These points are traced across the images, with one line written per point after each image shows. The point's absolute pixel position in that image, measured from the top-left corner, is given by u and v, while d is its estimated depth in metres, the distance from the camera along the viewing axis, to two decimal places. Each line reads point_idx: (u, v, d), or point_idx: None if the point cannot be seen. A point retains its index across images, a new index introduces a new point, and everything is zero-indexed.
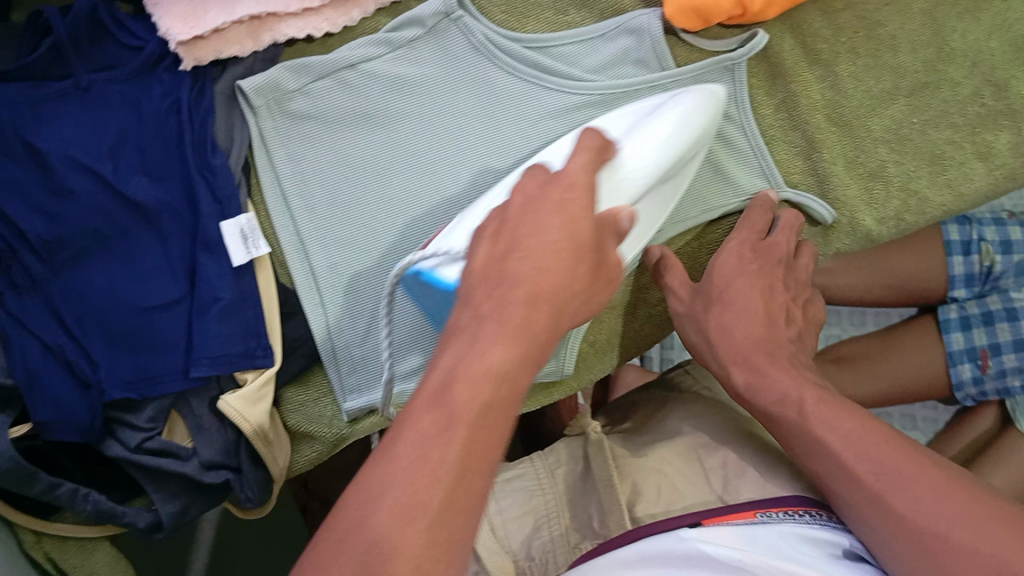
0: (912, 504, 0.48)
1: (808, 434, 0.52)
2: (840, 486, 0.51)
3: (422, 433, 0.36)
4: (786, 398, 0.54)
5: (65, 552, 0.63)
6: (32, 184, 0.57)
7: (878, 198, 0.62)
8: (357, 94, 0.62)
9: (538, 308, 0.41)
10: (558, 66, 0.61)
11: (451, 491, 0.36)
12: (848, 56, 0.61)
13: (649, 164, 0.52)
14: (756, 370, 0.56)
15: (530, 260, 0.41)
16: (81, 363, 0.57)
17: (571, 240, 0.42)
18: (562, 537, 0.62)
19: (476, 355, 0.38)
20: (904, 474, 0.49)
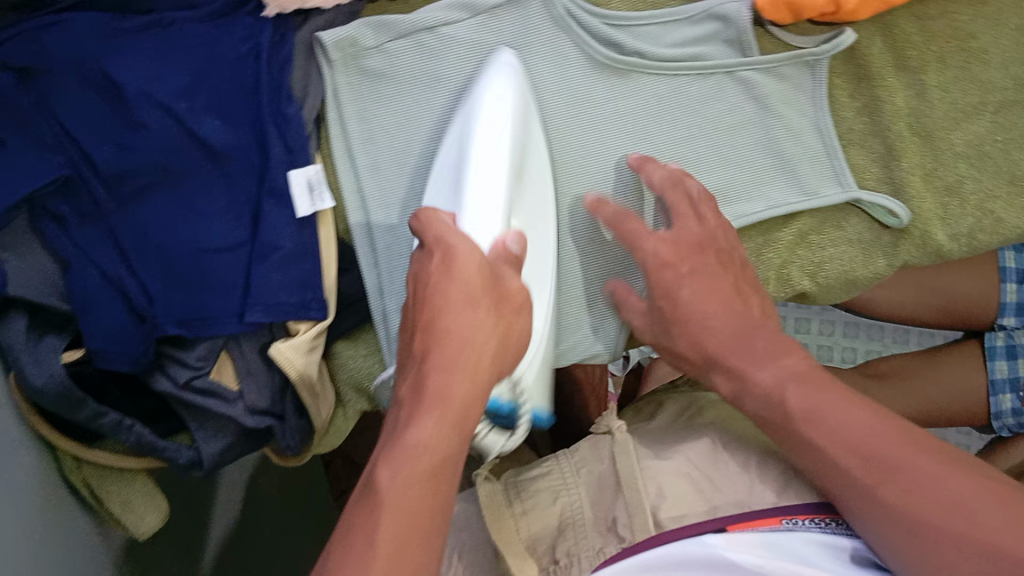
0: (933, 506, 0.46)
1: (807, 437, 0.50)
2: (847, 488, 0.49)
3: (363, 529, 0.41)
4: (771, 399, 0.51)
5: (103, 479, 0.64)
6: (104, 112, 0.56)
7: (952, 214, 0.60)
8: (430, 56, 0.62)
9: (458, 375, 0.44)
10: (641, 47, 0.60)
11: (390, 568, 0.40)
12: (937, 65, 0.60)
13: (497, 173, 0.53)
14: (742, 365, 0.53)
15: (442, 329, 0.45)
16: (138, 296, 0.57)
17: (465, 295, 0.45)
18: (584, 541, 0.59)
19: (405, 435, 0.42)
20: (917, 470, 0.47)
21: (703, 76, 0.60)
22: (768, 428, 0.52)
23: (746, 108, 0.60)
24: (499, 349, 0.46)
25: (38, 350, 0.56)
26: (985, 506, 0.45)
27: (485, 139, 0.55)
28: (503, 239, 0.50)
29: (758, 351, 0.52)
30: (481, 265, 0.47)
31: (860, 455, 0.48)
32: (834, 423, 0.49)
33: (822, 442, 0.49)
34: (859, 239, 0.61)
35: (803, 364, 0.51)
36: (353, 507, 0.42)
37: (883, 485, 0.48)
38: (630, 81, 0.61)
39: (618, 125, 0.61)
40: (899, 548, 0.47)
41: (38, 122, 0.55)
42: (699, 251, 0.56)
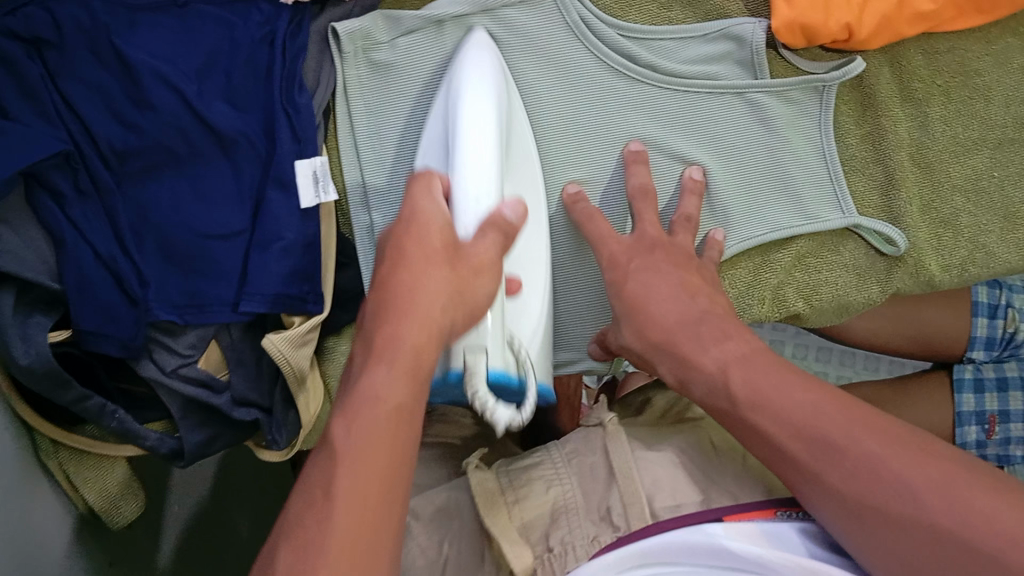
0: (877, 487, 0.44)
1: (748, 427, 0.50)
2: (797, 471, 0.47)
3: (321, 477, 0.39)
4: (715, 383, 0.51)
5: (82, 466, 0.62)
6: (113, 86, 0.56)
7: (946, 245, 0.62)
8: (440, 53, 0.62)
9: (411, 324, 0.42)
10: (653, 59, 0.60)
11: (360, 517, 0.38)
12: (941, 99, 0.62)
13: (487, 141, 0.52)
14: (683, 360, 0.53)
15: (404, 279, 0.43)
16: (130, 279, 0.56)
17: (422, 252, 0.45)
18: (578, 529, 0.58)
19: (368, 382, 0.41)
20: (858, 451, 0.45)
21: (714, 95, 0.61)
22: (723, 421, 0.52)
23: (753, 129, 0.61)
24: (455, 302, 0.44)
25: (27, 328, 0.55)
26: (928, 489, 0.43)
27: (474, 103, 0.54)
28: (500, 207, 0.50)
29: (700, 335, 0.52)
30: (439, 223, 0.46)
31: (806, 437, 0.47)
32: (778, 406, 0.48)
33: (769, 425, 0.48)
34: (855, 264, 0.62)
35: (745, 348, 0.51)
36: (309, 464, 0.41)
37: (829, 466, 0.46)
38: (642, 92, 0.61)
39: (627, 135, 0.61)
40: (848, 529, 0.46)
41: (42, 94, 0.54)
42: (649, 250, 0.58)
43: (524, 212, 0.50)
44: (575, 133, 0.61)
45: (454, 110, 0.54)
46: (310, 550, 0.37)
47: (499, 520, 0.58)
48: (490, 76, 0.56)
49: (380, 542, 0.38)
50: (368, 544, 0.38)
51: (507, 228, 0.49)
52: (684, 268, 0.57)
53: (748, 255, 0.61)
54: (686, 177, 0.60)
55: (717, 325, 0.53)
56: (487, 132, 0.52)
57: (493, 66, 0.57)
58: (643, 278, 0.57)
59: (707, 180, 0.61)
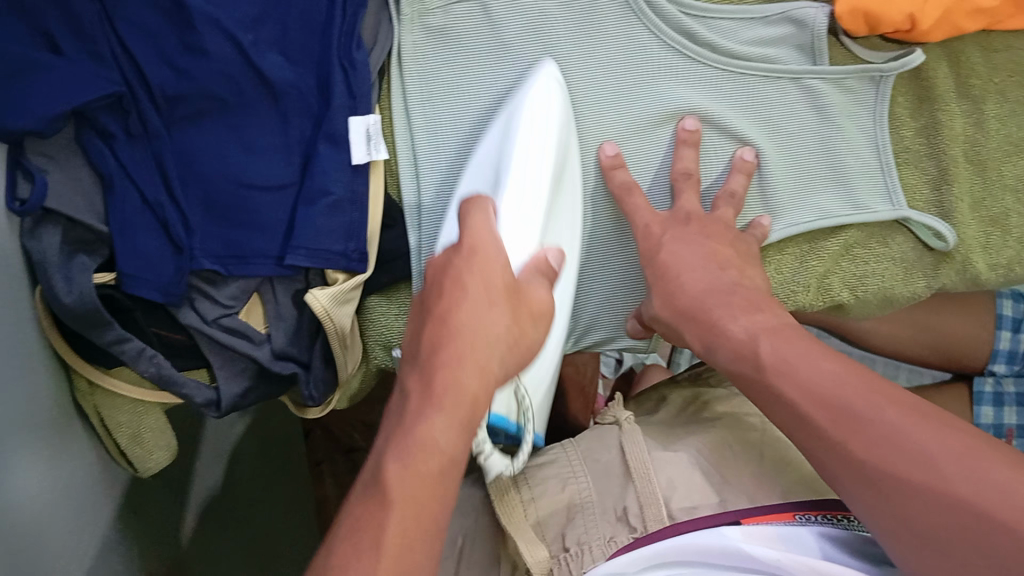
0: (901, 458, 0.43)
1: (766, 391, 0.49)
2: (821, 445, 0.46)
3: (369, 517, 0.40)
4: (744, 352, 0.51)
5: (116, 408, 0.62)
6: (171, 32, 0.55)
7: (994, 244, 0.62)
8: (486, 29, 0.61)
9: (469, 368, 0.43)
10: (712, 38, 0.60)
11: (395, 557, 0.39)
12: (997, 97, 0.61)
13: (534, 181, 0.55)
14: (711, 326, 0.54)
15: (471, 312, 0.44)
16: (177, 226, 0.56)
17: (483, 284, 0.45)
18: (595, 529, 0.58)
19: (422, 421, 0.41)
20: (880, 420, 0.44)
21: (770, 79, 0.61)
22: (743, 385, 0.51)
23: (807, 116, 0.61)
24: (514, 348, 0.45)
25: (70, 269, 0.55)
26: (946, 454, 0.42)
27: (527, 140, 0.56)
28: (543, 255, 0.51)
29: (732, 304, 0.53)
30: (501, 265, 0.46)
31: (827, 415, 0.46)
32: (803, 375, 0.48)
33: (781, 404, 0.48)
34: (902, 257, 0.62)
35: (774, 321, 0.52)
36: (364, 489, 0.42)
37: (851, 438, 0.45)
38: (696, 72, 0.61)
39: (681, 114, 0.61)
40: (875, 513, 0.45)
41: (99, 39, 0.54)
42: (682, 223, 0.59)
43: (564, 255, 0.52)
44: (624, 110, 0.61)
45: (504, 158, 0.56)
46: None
47: (514, 519, 0.59)
48: (547, 124, 0.56)
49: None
50: None
51: (547, 270, 0.50)
52: (715, 238, 0.58)
53: (799, 241, 0.62)
54: (737, 156, 0.60)
55: (750, 295, 0.54)
56: (539, 193, 0.55)
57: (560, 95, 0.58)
58: (675, 249, 0.58)
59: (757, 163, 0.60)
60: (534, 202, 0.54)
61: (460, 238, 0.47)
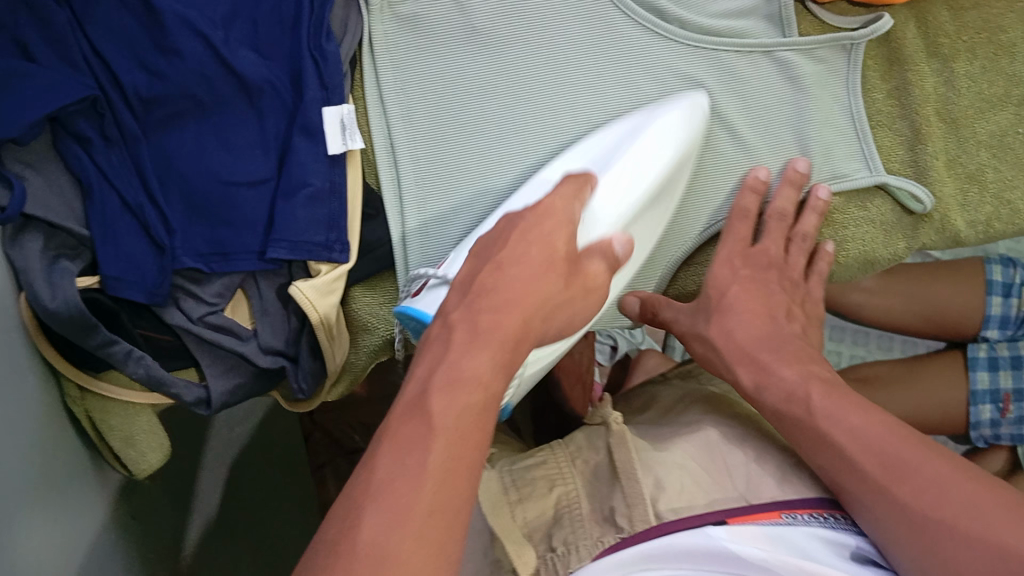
0: (944, 507, 0.47)
1: (814, 430, 0.53)
2: (862, 486, 0.50)
3: (410, 446, 0.36)
4: (794, 395, 0.55)
5: (107, 414, 0.62)
6: (140, 35, 0.56)
7: (971, 201, 0.62)
8: (456, 13, 0.61)
9: (512, 312, 0.42)
10: (682, 15, 0.60)
11: (436, 493, 0.36)
12: (966, 55, 0.62)
13: (635, 180, 0.56)
14: (762, 367, 0.57)
15: (521, 269, 0.44)
16: (157, 226, 0.56)
17: (546, 255, 0.45)
18: (583, 531, 0.57)
19: (464, 359, 0.39)
20: (926, 473, 0.48)
21: (743, 53, 0.61)
22: (784, 423, 0.55)
23: (781, 87, 0.61)
24: (561, 309, 0.45)
25: (53, 275, 0.55)
26: (996, 508, 0.46)
27: (639, 147, 0.57)
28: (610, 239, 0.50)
29: (784, 352, 0.58)
30: (564, 235, 0.46)
31: (855, 450, 0.51)
32: (853, 423, 0.52)
33: (834, 453, 0.52)
34: (881, 220, 0.62)
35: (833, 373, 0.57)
36: (399, 418, 0.38)
37: (878, 468, 0.50)
38: (667, 49, 0.61)
39: (655, 91, 0.61)
40: (892, 532, 0.48)
41: (70, 42, 0.54)
42: (762, 268, 0.61)
43: (631, 245, 0.51)
44: (596, 89, 0.61)
45: (626, 146, 0.57)
46: (400, 513, 0.35)
47: (501, 516, 0.57)
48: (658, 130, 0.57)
49: (459, 510, 0.36)
50: (445, 528, 0.35)
51: (614, 260, 0.49)
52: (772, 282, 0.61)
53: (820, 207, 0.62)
54: (751, 174, 0.60)
55: (799, 349, 0.58)
56: (634, 181, 0.56)
57: (693, 124, 0.58)
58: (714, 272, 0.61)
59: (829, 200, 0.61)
60: (629, 202, 0.55)
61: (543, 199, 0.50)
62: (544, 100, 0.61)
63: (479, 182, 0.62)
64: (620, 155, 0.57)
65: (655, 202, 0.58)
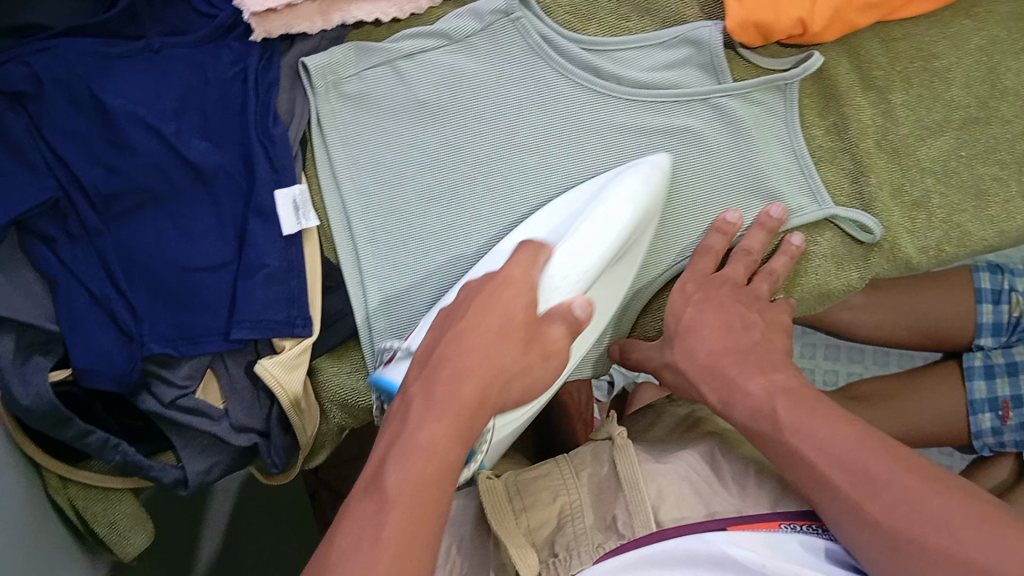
0: (913, 520, 0.43)
1: (784, 447, 0.50)
2: (834, 502, 0.46)
3: (366, 524, 0.38)
4: (760, 409, 0.52)
5: (89, 499, 0.63)
6: (96, 136, 0.58)
7: (920, 227, 0.63)
8: (399, 90, 0.63)
9: (468, 383, 0.44)
10: (616, 70, 0.61)
11: (394, 558, 0.37)
12: (901, 85, 0.63)
13: (593, 243, 0.55)
14: (728, 383, 0.54)
15: (480, 337, 0.47)
16: (124, 315, 0.58)
17: (501, 323, 0.48)
18: (584, 536, 0.59)
19: (414, 431, 0.41)
20: (889, 483, 0.45)
21: (680, 102, 0.62)
22: (756, 439, 0.52)
23: (721, 133, 0.62)
24: (513, 376, 0.47)
25: (26, 370, 0.57)
26: (960, 517, 0.43)
27: (596, 208, 0.57)
28: (570, 303, 0.51)
29: (749, 363, 0.55)
30: (521, 302, 0.49)
31: (825, 464, 0.47)
32: (821, 436, 0.48)
33: (801, 465, 0.48)
34: (832, 252, 0.63)
35: (793, 380, 0.53)
36: (356, 496, 0.40)
37: (841, 478, 0.46)
38: (605, 107, 0.62)
39: (596, 146, 0.62)
40: (866, 547, 0.45)
41: (30, 147, 0.57)
42: (717, 284, 0.60)
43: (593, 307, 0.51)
44: (536, 147, 0.62)
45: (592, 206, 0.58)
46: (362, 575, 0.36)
47: (505, 527, 0.59)
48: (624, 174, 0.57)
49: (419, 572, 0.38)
50: None
51: (574, 324, 0.50)
52: (743, 302, 0.59)
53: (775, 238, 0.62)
54: (720, 220, 0.61)
55: (764, 357, 0.55)
56: (594, 244, 0.55)
57: (655, 184, 0.58)
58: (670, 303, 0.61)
59: (785, 219, 0.61)
60: (589, 263, 0.55)
61: (500, 271, 0.52)
62: (486, 158, 0.63)
63: (442, 249, 0.63)
64: (597, 205, 0.57)
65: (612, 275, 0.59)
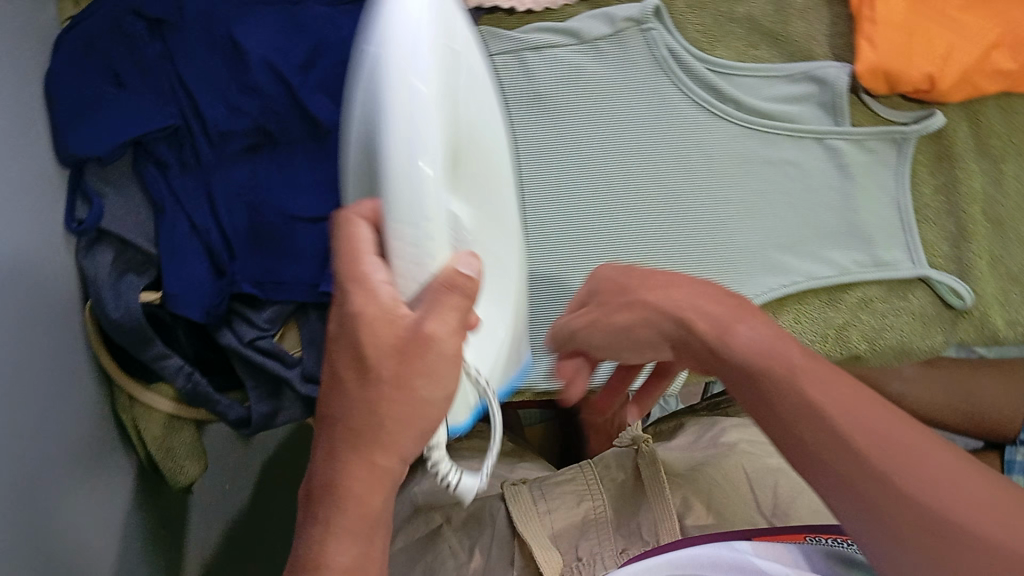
0: (919, 516, 0.31)
1: (799, 401, 0.34)
2: (908, 542, 0.31)
3: None
4: (769, 351, 0.36)
5: (151, 422, 0.64)
6: (224, 74, 0.59)
7: (1013, 301, 0.63)
8: (521, 83, 0.62)
9: (373, 486, 0.35)
10: (739, 96, 0.62)
11: None
12: (1015, 157, 0.64)
13: (438, 163, 0.35)
14: (727, 326, 0.38)
15: (353, 403, 0.34)
16: (219, 250, 0.60)
17: (343, 322, 0.35)
18: (606, 542, 0.61)
19: (325, 559, 0.35)
20: (928, 463, 0.31)
21: (795, 138, 0.62)
22: (756, 398, 0.36)
23: (830, 173, 0.62)
24: (413, 432, 0.35)
25: (119, 286, 0.59)
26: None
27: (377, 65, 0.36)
28: (454, 262, 0.35)
29: (737, 304, 0.39)
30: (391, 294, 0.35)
31: (926, 467, 0.31)
32: (899, 437, 0.32)
33: (814, 429, 0.33)
34: (921, 311, 0.62)
35: (770, 325, 0.37)
36: None
37: (930, 492, 0.31)
38: (724, 130, 0.62)
39: (705, 166, 0.62)
40: None
41: (160, 74, 0.59)
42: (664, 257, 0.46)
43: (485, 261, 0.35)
44: (644, 157, 0.62)
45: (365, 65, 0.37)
46: None
47: (530, 523, 0.61)
48: (398, 87, 0.35)
49: None
50: None
51: (469, 288, 0.34)
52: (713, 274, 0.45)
53: (869, 289, 0.62)
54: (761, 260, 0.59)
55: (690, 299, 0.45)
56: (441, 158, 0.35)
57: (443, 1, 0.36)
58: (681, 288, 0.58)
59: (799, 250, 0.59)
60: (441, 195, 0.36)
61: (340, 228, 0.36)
62: (590, 157, 0.62)
63: (541, 249, 0.61)
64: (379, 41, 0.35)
65: (494, 213, 0.41)
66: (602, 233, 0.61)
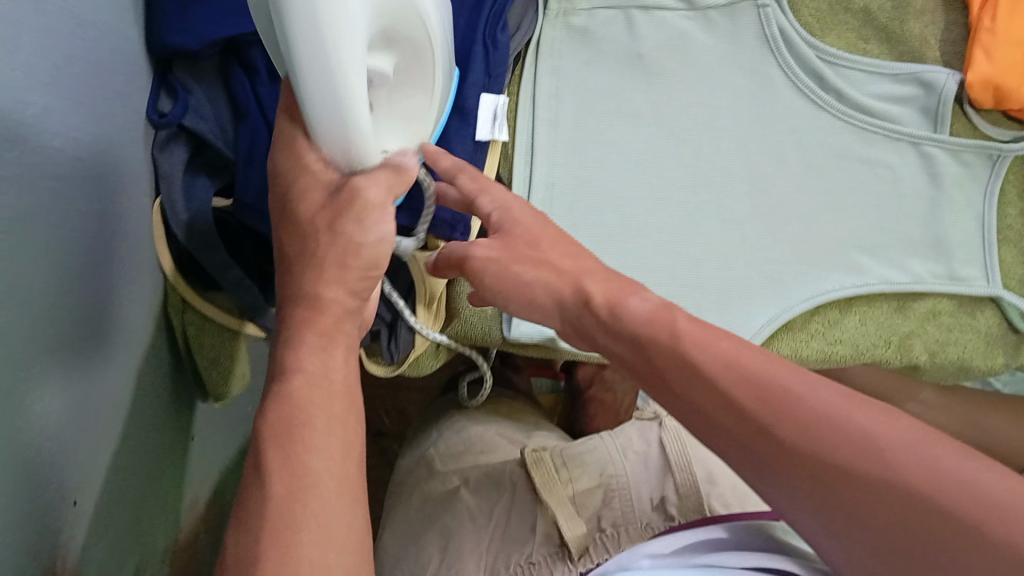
0: (853, 455, 0.35)
1: (686, 361, 0.40)
2: (864, 494, 0.34)
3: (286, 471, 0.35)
4: (658, 321, 0.42)
5: (201, 332, 0.63)
6: None
7: None
8: (623, 39, 0.62)
9: (335, 311, 0.40)
10: (843, 88, 0.61)
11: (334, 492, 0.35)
12: None
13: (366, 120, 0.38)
14: (617, 304, 0.43)
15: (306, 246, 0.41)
16: None
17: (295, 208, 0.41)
18: (630, 515, 0.58)
19: (300, 360, 0.38)
20: (813, 407, 0.37)
21: (890, 139, 0.62)
22: (653, 372, 0.42)
23: (920, 180, 0.62)
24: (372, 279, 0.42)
25: (194, 188, 0.58)
26: (918, 435, 0.35)
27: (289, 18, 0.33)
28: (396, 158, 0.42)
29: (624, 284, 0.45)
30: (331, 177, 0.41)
31: (809, 415, 0.36)
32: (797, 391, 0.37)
33: (711, 388, 0.39)
34: (987, 331, 0.64)
35: (653, 301, 0.43)
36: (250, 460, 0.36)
37: (827, 425, 0.36)
38: (823, 120, 0.62)
39: (795, 154, 0.62)
40: (903, 535, 0.33)
41: None
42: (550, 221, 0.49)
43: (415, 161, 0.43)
44: (737, 133, 0.62)
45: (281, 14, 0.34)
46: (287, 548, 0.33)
47: (555, 491, 0.58)
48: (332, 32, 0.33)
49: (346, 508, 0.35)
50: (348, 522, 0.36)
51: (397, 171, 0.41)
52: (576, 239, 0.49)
53: (941, 303, 0.63)
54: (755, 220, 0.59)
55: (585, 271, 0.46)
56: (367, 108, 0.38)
57: None
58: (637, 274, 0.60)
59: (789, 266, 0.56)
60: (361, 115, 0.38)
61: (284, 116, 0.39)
62: (682, 126, 0.62)
63: (620, 216, 0.61)
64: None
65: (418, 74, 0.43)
66: (682, 201, 0.61)
